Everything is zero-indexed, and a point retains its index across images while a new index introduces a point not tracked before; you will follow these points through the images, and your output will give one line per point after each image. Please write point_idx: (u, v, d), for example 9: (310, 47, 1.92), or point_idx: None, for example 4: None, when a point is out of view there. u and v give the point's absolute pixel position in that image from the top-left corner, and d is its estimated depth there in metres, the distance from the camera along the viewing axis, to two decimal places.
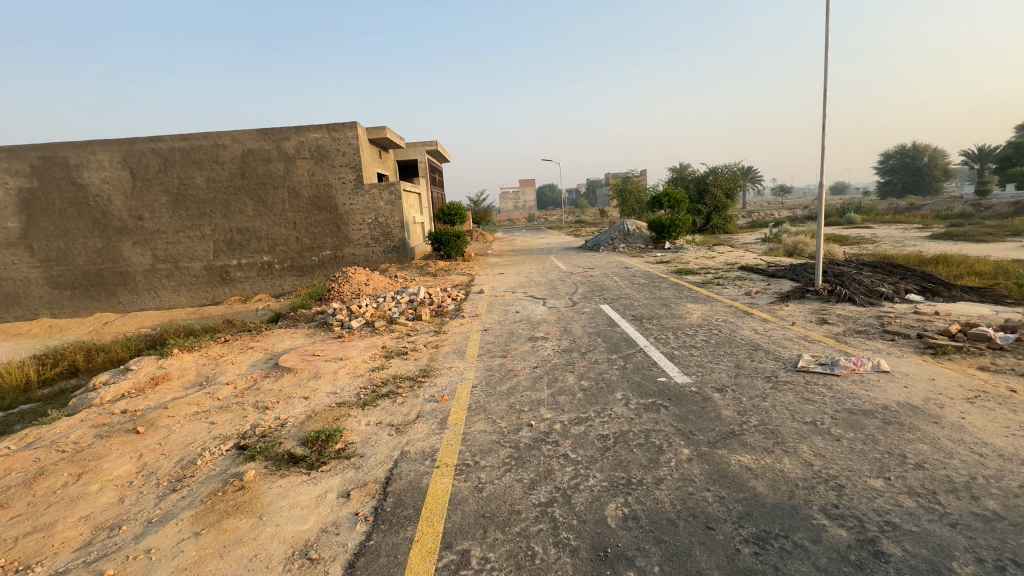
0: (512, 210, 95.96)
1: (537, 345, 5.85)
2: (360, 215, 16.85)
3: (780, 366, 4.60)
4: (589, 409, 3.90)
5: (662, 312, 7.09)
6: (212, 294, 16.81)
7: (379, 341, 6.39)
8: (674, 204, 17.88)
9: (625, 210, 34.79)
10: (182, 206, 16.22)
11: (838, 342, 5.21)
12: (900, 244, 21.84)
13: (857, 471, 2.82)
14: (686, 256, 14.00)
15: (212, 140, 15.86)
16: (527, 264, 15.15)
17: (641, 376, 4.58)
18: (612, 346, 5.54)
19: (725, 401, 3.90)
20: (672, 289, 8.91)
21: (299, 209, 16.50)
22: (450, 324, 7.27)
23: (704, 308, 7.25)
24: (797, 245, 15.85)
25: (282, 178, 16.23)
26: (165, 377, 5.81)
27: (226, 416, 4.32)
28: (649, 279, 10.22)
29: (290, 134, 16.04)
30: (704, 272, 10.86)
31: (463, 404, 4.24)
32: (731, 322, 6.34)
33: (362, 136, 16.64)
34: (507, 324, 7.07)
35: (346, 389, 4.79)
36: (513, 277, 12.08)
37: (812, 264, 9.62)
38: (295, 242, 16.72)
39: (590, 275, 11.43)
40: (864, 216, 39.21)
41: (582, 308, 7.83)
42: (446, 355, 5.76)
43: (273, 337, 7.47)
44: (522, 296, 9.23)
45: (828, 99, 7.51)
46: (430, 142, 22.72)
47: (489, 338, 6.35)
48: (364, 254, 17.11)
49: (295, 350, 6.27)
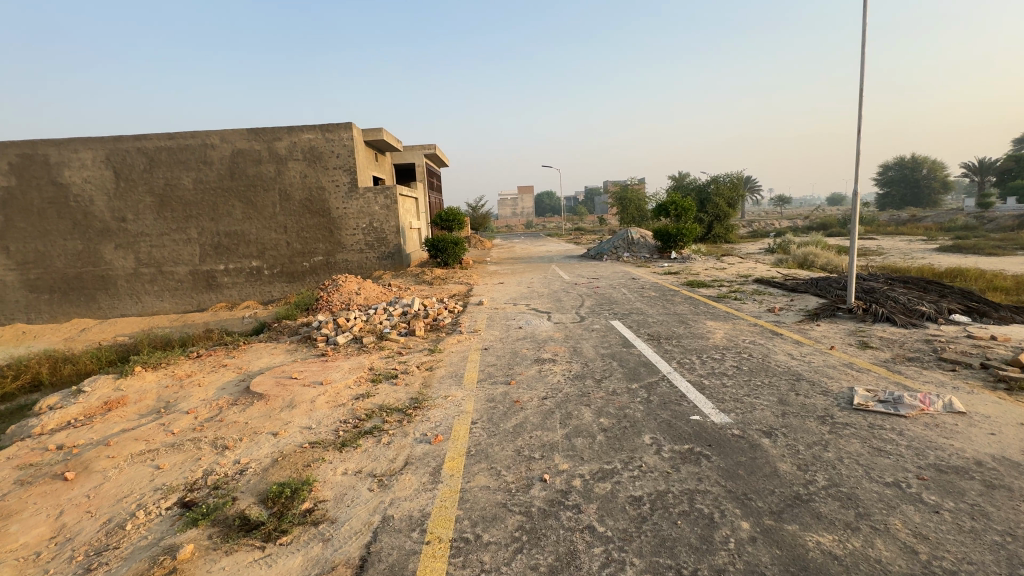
0: (510, 216, 95.54)
1: (545, 370, 5.16)
2: (354, 220, 16.17)
3: (832, 403, 3.92)
4: (613, 459, 3.21)
5: (681, 332, 6.42)
6: (197, 300, 16.05)
7: (366, 362, 5.69)
8: (680, 212, 17.30)
9: (625, 218, 34.22)
10: (167, 208, 15.51)
11: (891, 373, 4.55)
12: (909, 256, 21.32)
13: (980, 565, 2.14)
14: (694, 267, 13.40)
15: (200, 139, 15.19)
16: (527, 273, 14.47)
17: (670, 414, 3.89)
18: (630, 372, 4.86)
19: (778, 449, 3.22)
20: (687, 304, 8.25)
21: (290, 212, 15.82)
22: (446, 341, 6.56)
23: (726, 326, 6.57)
24: (808, 257, 15.29)
25: (273, 180, 15.56)
26: (120, 402, 5.09)
27: (176, 458, 3.60)
28: (661, 291, 9.56)
29: (282, 134, 15.38)
30: (717, 285, 10.20)
31: (460, 447, 3.53)
32: (760, 344, 5.67)
33: (358, 138, 16.02)
34: (510, 343, 6.38)
35: (323, 423, 4.08)
36: (514, 287, 11.42)
37: (835, 278, 8.99)
38: (286, 247, 16.02)
39: (596, 286, 10.76)
40: (866, 227, 38.80)
41: (591, 324, 7.15)
42: (441, 380, 5.07)
43: (249, 354, 6.74)
44: (524, 309, 8.54)
45: (861, 101, 6.90)
46: (429, 146, 22.15)
47: (490, 360, 5.66)
48: (358, 260, 16.43)
49: (271, 371, 5.56)
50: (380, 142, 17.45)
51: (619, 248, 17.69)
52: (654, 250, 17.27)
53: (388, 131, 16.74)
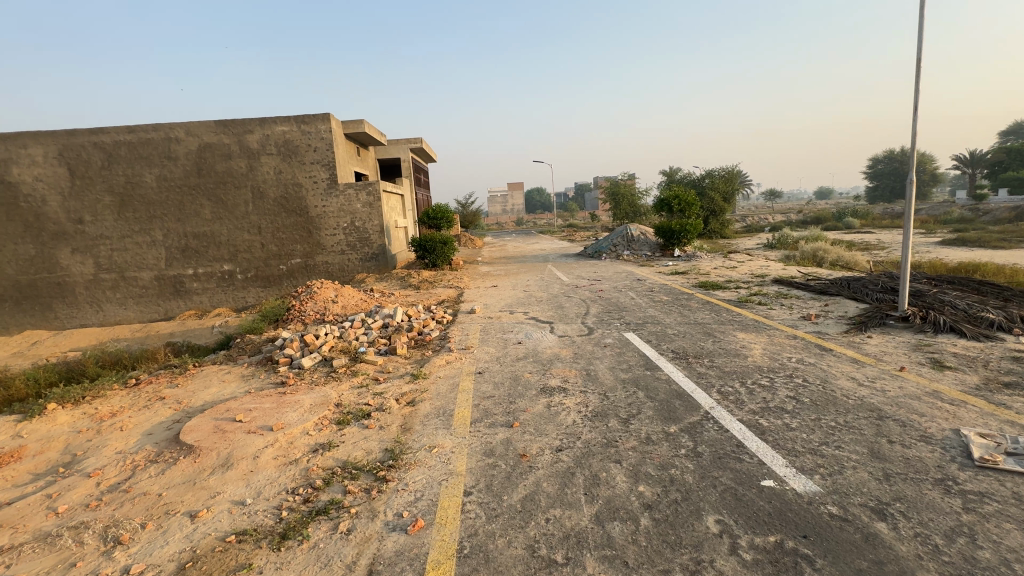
0: (499, 213, 94.46)
1: (555, 406, 4.13)
2: (335, 219, 14.98)
3: (946, 459, 2.92)
4: (674, 568, 2.19)
5: (710, 347, 5.44)
6: (164, 308, 14.80)
7: (333, 394, 4.63)
8: (683, 207, 16.34)
9: (618, 214, 33.31)
10: (129, 208, 14.23)
11: (997, 406, 3.58)
12: (914, 250, 20.59)
13: None
14: (702, 266, 12.46)
15: (164, 133, 13.92)
16: (522, 274, 13.43)
17: (733, 477, 2.89)
18: (663, 409, 3.86)
19: (910, 547, 2.22)
20: (707, 311, 7.27)
21: (264, 212, 14.60)
22: (433, 362, 5.50)
23: (762, 341, 5.58)
24: (818, 253, 14.41)
25: (244, 177, 14.33)
26: (10, 457, 3.96)
27: (41, 564, 2.52)
28: (674, 296, 8.59)
29: (253, 127, 14.15)
30: (734, 286, 9.27)
31: (448, 539, 2.50)
32: (811, 364, 4.70)
33: (337, 130, 14.84)
34: (508, 364, 5.34)
35: (262, 498, 3.00)
36: (508, 291, 10.38)
37: (867, 277, 8.08)
38: (260, 249, 14.80)
39: (600, 289, 9.76)
40: (862, 220, 38.31)
41: (602, 338, 6.14)
42: (425, 421, 4.01)
43: (197, 381, 5.64)
44: (522, 319, 7.51)
45: (919, 73, 5.88)
46: (415, 140, 20.97)
47: (486, 390, 4.62)
48: (339, 262, 15.26)
49: (215, 409, 4.47)
50: (361, 135, 16.26)
51: (618, 246, 16.73)
52: (655, 248, 16.31)
53: (369, 123, 15.54)
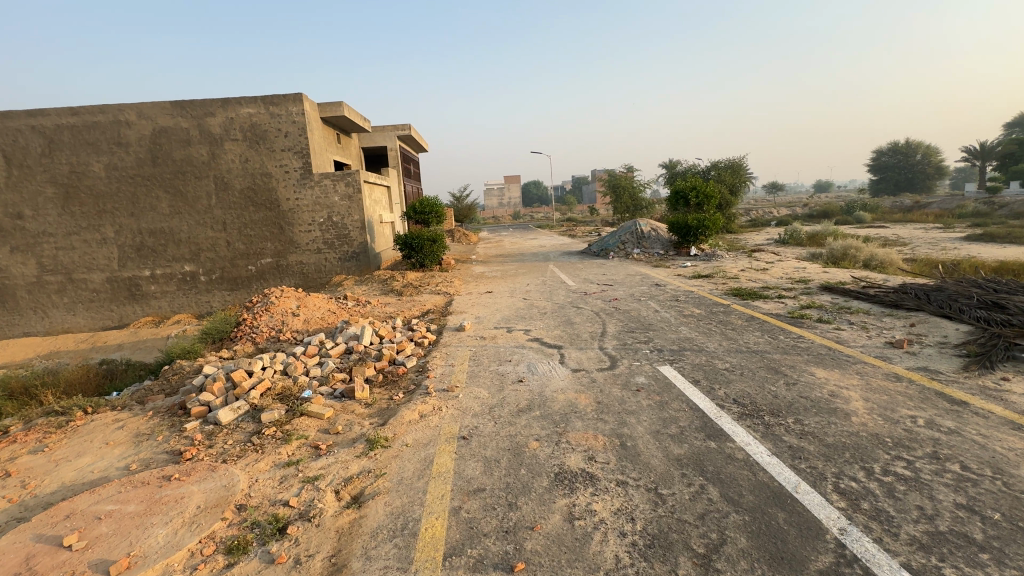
0: (496, 207, 92.86)
1: (582, 519, 2.56)
2: (310, 213, 13.33)
3: None
4: None
5: (787, 396, 3.89)
6: (118, 313, 13.16)
7: (240, 486, 3.04)
8: (700, 199, 14.72)
9: (619, 208, 31.67)
10: (75, 201, 12.52)
11: None
12: (941, 247, 19.08)
13: None
14: (726, 267, 10.94)
15: (112, 115, 12.22)
16: (520, 276, 11.83)
17: None
18: (768, 541, 2.30)
19: None
20: (758, 333, 5.71)
21: (229, 205, 12.93)
22: (399, 418, 3.94)
23: (857, 386, 4.03)
24: (850, 251, 12.87)
25: (206, 165, 12.65)
26: None
27: None
28: (708, 308, 7.03)
29: (215, 109, 12.47)
30: (777, 296, 7.72)
31: None
32: (956, 436, 3.15)
33: (312, 113, 13.17)
34: (506, 423, 3.77)
35: None
36: (505, 299, 8.81)
37: (947, 287, 6.57)
38: (226, 247, 13.14)
39: (614, 297, 8.23)
40: (871, 214, 36.75)
41: (631, 375, 4.59)
42: (372, 549, 2.45)
43: (74, 442, 4.04)
44: (523, 341, 5.96)
45: None
46: (403, 126, 19.29)
47: (472, 478, 3.04)
48: (315, 262, 13.61)
49: (50, 513, 2.88)
50: (341, 119, 14.59)
51: (627, 244, 15.15)
52: (667, 246, 14.78)
53: (348, 104, 13.86)
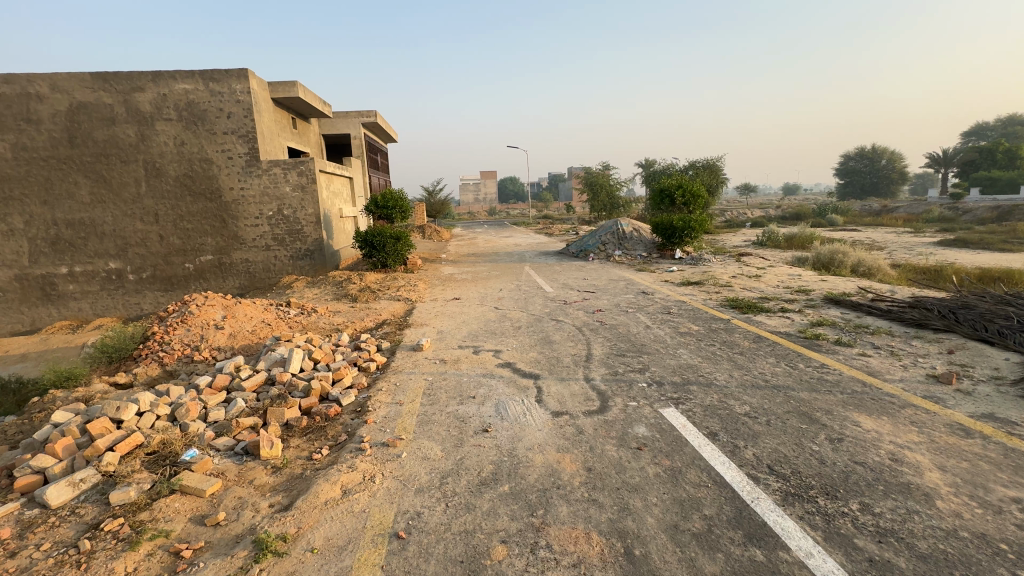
0: (472, 203, 91.25)
1: None
2: (257, 205, 11.87)
3: None
4: None
5: (840, 463, 2.92)
6: (29, 317, 11.36)
7: None
8: (686, 199, 13.91)
9: (596, 206, 30.85)
10: None
11: None
12: (917, 251, 18.93)
13: None
14: (716, 272, 10.10)
15: (19, 86, 10.47)
16: (492, 279, 10.71)
17: None
18: None
19: None
20: (773, 359, 4.78)
21: (162, 194, 11.36)
22: (312, 499, 2.79)
23: (922, 445, 3.09)
24: (837, 256, 12.22)
25: (134, 148, 11.05)
26: None
27: None
28: (708, 325, 6.08)
29: (144, 83, 10.88)
30: (781, 309, 6.86)
31: None
32: None
33: (261, 93, 11.72)
34: (461, 508, 2.67)
35: None
36: (475, 307, 7.70)
37: (972, 303, 5.80)
38: (158, 242, 11.57)
39: (598, 308, 7.23)
40: (842, 217, 37.16)
41: (629, 423, 3.55)
42: None
43: None
44: (493, 368, 4.87)
45: None
46: (369, 113, 17.88)
47: None
48: (263, 261, 12.17)
49: None
50: (295, 101, 13.14)
51: (607, 245, 14.23)
52: (649, 248, 13.94)
53: (303, 84, 12.45)
